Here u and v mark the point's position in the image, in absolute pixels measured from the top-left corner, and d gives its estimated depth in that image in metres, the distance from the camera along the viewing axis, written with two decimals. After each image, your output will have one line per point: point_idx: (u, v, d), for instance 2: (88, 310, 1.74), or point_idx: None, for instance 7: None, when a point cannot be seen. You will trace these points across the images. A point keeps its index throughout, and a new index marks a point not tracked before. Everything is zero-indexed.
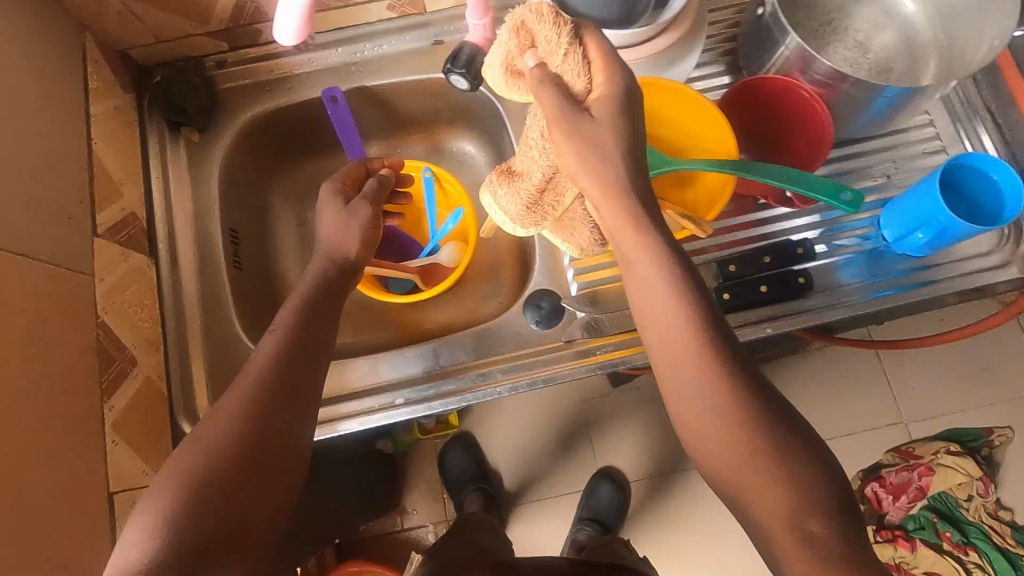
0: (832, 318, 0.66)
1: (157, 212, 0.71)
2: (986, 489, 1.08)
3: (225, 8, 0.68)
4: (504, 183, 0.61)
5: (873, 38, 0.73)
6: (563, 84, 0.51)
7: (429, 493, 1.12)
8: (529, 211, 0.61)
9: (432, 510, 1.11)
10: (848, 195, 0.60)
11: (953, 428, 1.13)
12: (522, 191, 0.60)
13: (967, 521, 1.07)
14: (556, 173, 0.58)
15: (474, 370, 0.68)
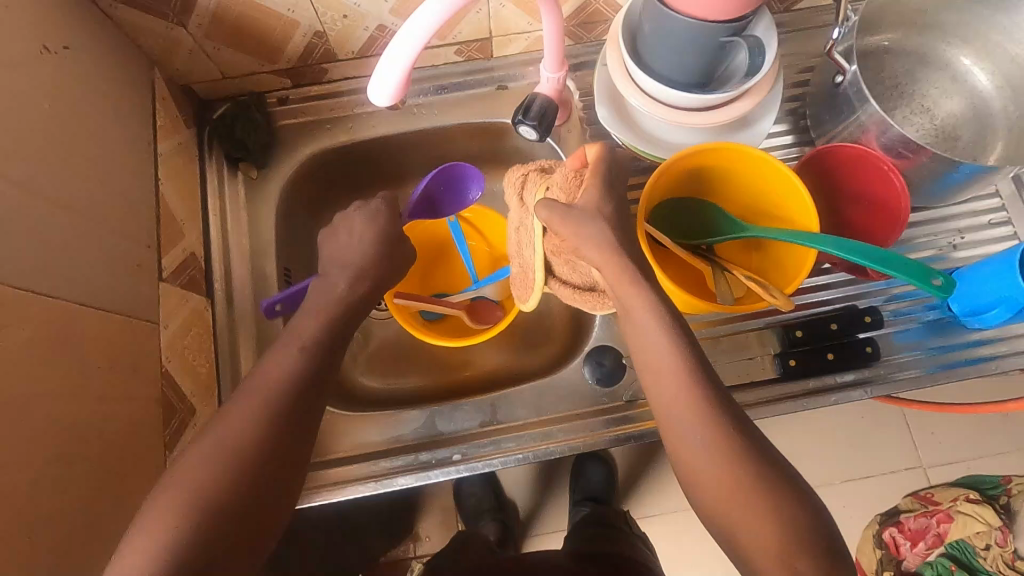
0: (897, 390, 0.66)
1: (215, 250, 0.70)
2: (1006, 538, 0.89)
3: (296, 48, 0.67)
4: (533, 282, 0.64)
5: (940, 104, 0.73)
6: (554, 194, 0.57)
7: (442, 519, 1.04)
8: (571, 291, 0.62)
9: (444, 536, 1.03)
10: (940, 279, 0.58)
11: (972, 475, 1.04)
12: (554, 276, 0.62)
13: (986, 575, 0.88)
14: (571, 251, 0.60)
15: (534, 429, 0.67)
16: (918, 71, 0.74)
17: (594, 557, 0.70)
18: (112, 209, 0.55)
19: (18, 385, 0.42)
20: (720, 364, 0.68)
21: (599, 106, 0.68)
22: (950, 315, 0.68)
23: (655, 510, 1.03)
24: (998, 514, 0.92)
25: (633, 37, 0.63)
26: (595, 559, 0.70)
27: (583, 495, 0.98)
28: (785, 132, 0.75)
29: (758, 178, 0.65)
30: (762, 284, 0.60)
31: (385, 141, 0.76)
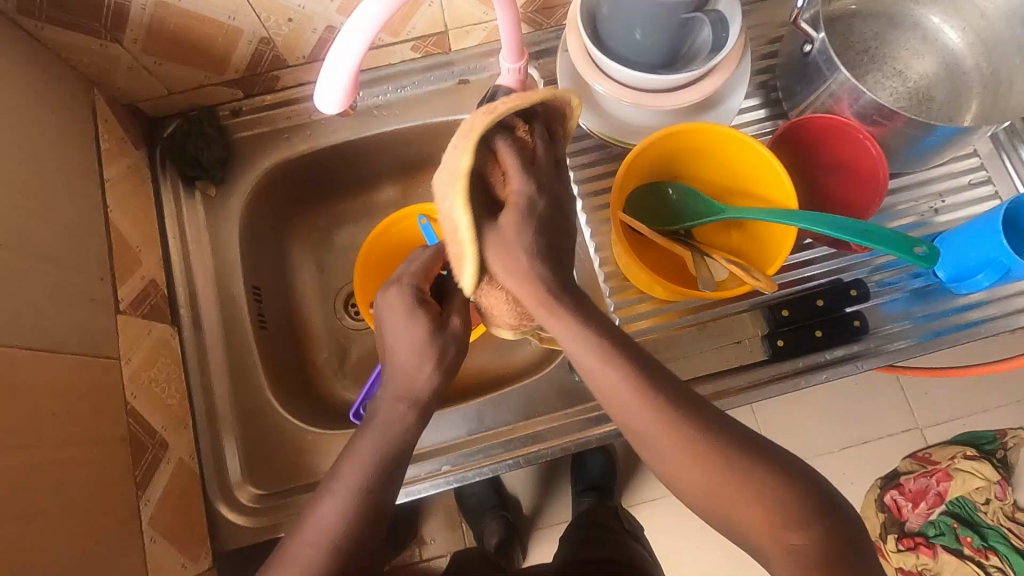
0: (887, 362, 0.64)
1: (177, 275, 0.67)
2: (1004, 492, 1.00)
3: (242, 58, 0.64)
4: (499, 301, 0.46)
5: (913, 65, 0.71)
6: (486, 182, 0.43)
7: (446, 520, 1.03)
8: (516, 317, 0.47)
9: (449, 538, 1.02)
10: (924, 247, 0.56)
11: (966, 432, 1.04)
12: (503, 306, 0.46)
13: (986, 524, 0.99)
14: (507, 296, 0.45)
15: (523, 431, 0.65)
16: (889, 33, 0.72)
17: (592, 563, 0.70)
18: (57, 243, 0.52)
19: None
20: (707, 350, 0.66)
21: None
22: (937, 281, 0.66)
23: (658, 492, 1.02)
24: (995, 467, 1.00)
25: (592, 21, 0.61)
26: (595, 565, 0.69)
27: (583, 485, 0.98)
28: (758, 106, 0.73)
29: (732, 157, 0.63)
30: (742, 267, 0.59)
31: (347, 146, 0.73)
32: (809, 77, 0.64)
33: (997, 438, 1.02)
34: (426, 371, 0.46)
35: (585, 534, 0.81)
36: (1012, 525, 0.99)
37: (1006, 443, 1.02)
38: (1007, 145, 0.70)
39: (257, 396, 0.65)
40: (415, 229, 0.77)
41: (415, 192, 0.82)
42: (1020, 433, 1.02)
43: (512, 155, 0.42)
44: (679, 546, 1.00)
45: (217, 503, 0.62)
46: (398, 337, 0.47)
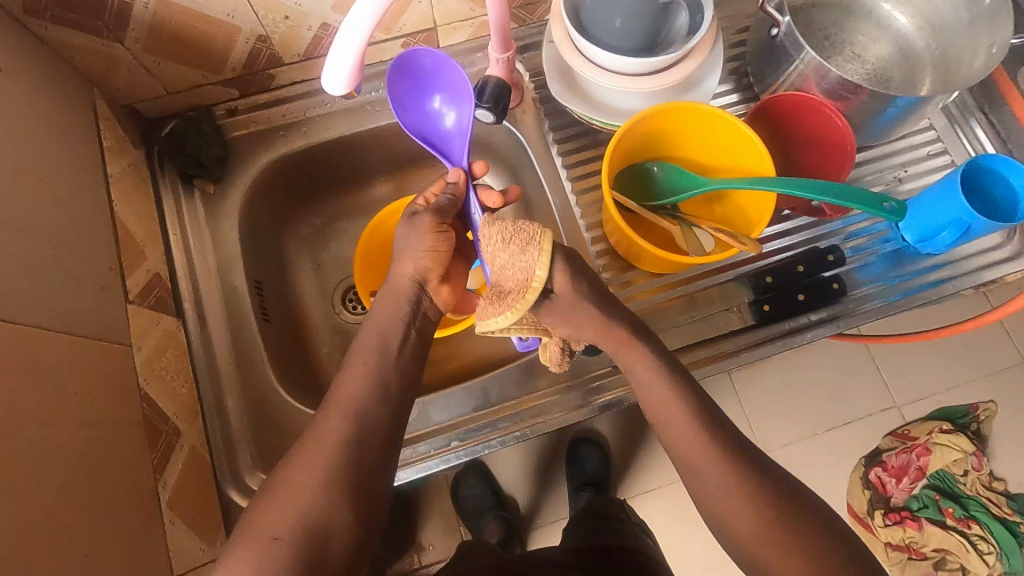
0: (864, 321, 0.69)
1: (180, 270, 0.68)
2: (980, 462, 1.05)
3: (240, 56, 0.66)
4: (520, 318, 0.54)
5: (869, 49, 0.77)
6: (515, 246, 0.51)
7: (445, 525, 1.04)
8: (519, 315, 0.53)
9: (449, 542, 1.03)
10: (891, 203, 0.61)
11: (942, 407, 1.08)
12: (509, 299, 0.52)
13: (966, 496, 1.03)
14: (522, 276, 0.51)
15: (527, 405, 0.67)
16: (845, 21, 0.78)
17: (599, 550, 0.72)
18: (67, 231, 0.53)
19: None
20: (699, 317, 0.69)
21: (550, 80, 0.69)
22: (905, 244, 0.71)
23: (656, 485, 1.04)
24: (971, 439, 1.05)
25: (575, 11, 0.65)
26: (600, 553, 0.71)
27: (581, 480, 1.00)
28: (731, 90, 0.78)
29: (715, 135, 0.67)
30: (729, 233, 0.63)
31: (341, 142, 0.76)
32: (777, 59, 0.69)
33: (971, 412, 1.07)
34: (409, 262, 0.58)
35: (596, 525, 0.82)
36: (990, 495, 1.04)
37: (978, 416, 1.07)
38: (958, 118, 0.76)
39: (264, 385, 0.66)
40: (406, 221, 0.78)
41: (407, 187, 0.86)
42: (991, 405, 1.08)
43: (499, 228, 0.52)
44: (679, 536, 1.02)
45: (228, 493, 0.62)
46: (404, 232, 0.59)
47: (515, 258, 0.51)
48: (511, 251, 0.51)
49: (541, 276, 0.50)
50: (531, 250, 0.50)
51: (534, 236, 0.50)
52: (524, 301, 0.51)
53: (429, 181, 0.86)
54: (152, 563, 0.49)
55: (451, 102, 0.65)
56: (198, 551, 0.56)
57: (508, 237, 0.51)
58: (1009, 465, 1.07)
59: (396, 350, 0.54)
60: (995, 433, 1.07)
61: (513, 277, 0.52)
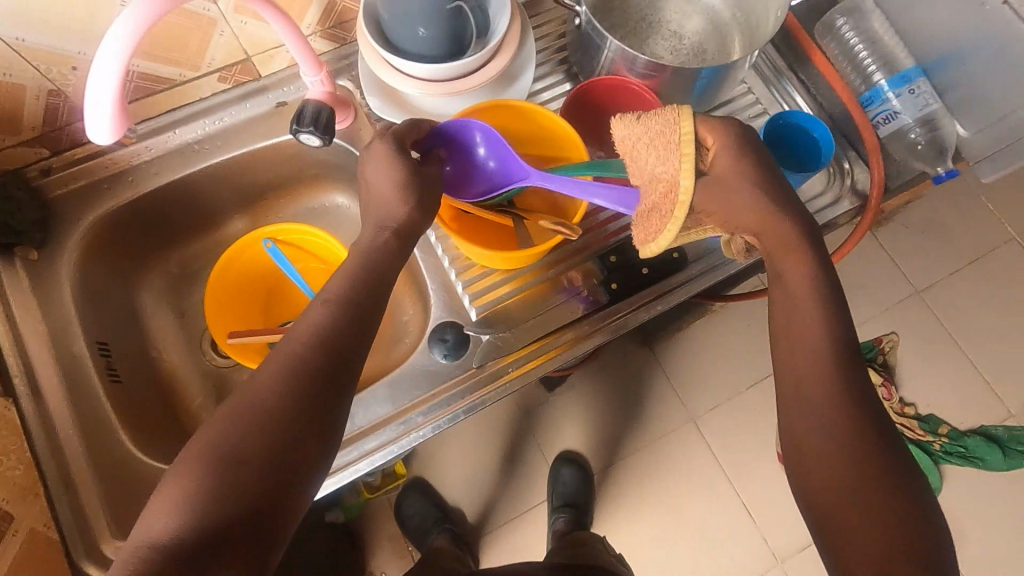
0: (710, 285, 0.71)
1: (6, 345, 0.64)
2: (890, 392, 1.16)
3: (35, 114, 0.63)
4: (645, 216, 0.56)
5: (684, 25, 0.81)
6: (663, 140, 0.52)
7: (395, 550, 1.13)
8: (648, 219, 0.55)
9: (400, 562, 1.13)
10: None
11: None
12: (652, 215, 0.55)
13: None
14: (664, 170, 0.53)
15: (395, 420, 0.67)
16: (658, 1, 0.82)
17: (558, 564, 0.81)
18: None
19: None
20: (553, 305, 0.71)
21: (369, 96, 0.69)
22: None
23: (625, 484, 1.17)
24: (879, 372, 1.17)
25: (378, 25, 0.65)
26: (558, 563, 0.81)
27: (560, 499, 1.11)
28: (561, 81, 0.80)
29: (540, 126, 0.69)
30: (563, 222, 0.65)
31: (178, 185, 0.74)
32: (587, 46, 0.72)
33: (876, 346, 1.19)
34: (398, 200, 0.57)
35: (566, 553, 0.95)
36: (903, 420, 1.16)
37: (884, 348, 1.19)
38: (772, 80, 0.80)
39: (118, 449, 0.64)
40: (262, 255, 0.78)
41: (265, 219, 0.86)
42: (893, 337, 1.19)
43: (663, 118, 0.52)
44: (633, 519, 1.15)
45: (84, 567, 0.59)
46: (370, 168, 0.59)
47: (672, 153, 0.52)
48: (653, 147, 0.53)
49: (687, 186, 0.51)
50: (672, 148, 0.52)
51: (674, 125, 0.51)
52: (676, 215, 0.52)
53: (285, 209, 0.86)
54: None
55: (490, 144, 0.63)
56: None
57: (658, 128, 0.52)
58: (916, 390, 1.19)
59: (338, 304, 0.52)
60: (900, 363, 1.19)
61: (659, 167, 0.53)
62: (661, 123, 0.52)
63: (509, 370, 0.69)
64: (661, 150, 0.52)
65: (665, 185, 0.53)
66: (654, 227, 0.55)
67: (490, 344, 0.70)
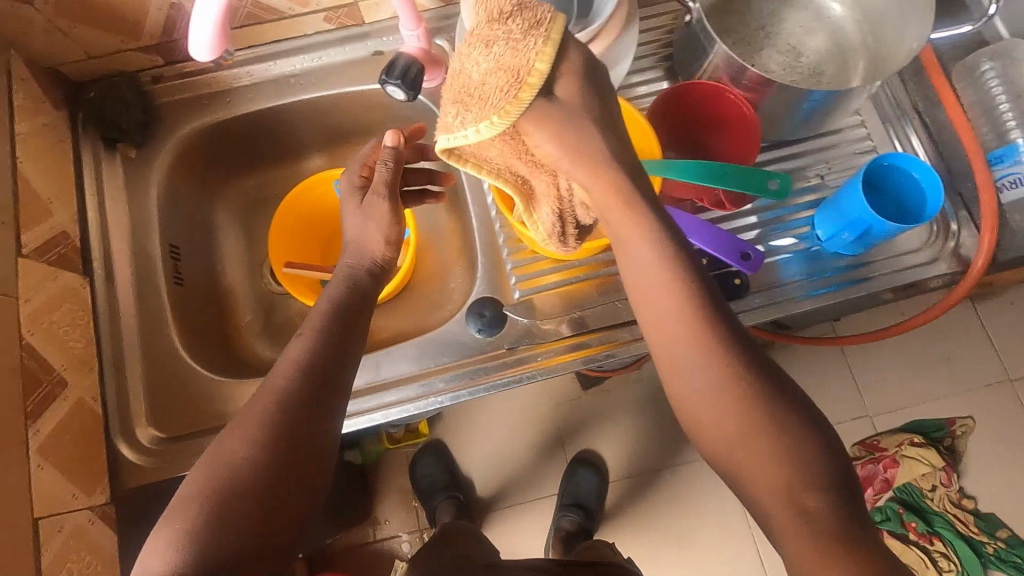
0: (762, 319, 0.67)
1: (94, 230, 0.70)
2: (950, 478, 1.02)
3: (157, 24, 0.68)
4: (453, 111, 0.50)
5: (805, 41, 0.76)
6: (520, 32, 0.46)
7: (402, 502, 1.14)
8: (471, 105, 0.48)
9: (407, 518, 1.13)
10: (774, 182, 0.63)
11: (914, 419, 1.06)
12: (471, 106, 0.49)
13: (932, 511, 1.02)
14: (518, 56, 0.46)
15: (418, 380, 0.68)
16: (782, 11, 0.77)
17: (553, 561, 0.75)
18: None
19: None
20: (595, 306, 0.69)
21: (460, 60, 0.68)
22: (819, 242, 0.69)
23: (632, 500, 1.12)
24: (942, 454, 1.02)
25: None
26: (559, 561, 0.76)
27: (571, 498, 1.08)
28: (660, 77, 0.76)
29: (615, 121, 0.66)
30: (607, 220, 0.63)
31: (268, 113, 0.78)
32: (693, 46, 0.68)
33: (945, 427, 1.04)
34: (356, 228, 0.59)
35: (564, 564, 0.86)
36: (957, 512, 1.02)
37: (953, 432, 1.04)
38: (891, 116, 0.74)
39: (167, 345, 0.68)
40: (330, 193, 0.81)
41: (342, 162, 0.88)
42: (968, 422, 1.04)
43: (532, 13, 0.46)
44: (642, 539, 1.11)
45: (117, 444, 0.64)
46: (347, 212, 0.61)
47: (501, 45, 0.47)
48: (514, 30, 0.46)
49: (540, 71, 0.46)
50: (534, 35, 0.46)
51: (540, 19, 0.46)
52: (495, 121, 0.48)
53: None
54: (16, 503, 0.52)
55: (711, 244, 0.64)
56: (74, 498, 0.58)
57: (524, 21, 0.46)
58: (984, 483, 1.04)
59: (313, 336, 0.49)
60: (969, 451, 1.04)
61: (502, 61, 0.47)
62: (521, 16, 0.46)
63: (537, 359, 0.68)
64: (496, 39, 0.47)
65: (525, 70, 0.46)
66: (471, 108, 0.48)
67: (526, 329, 0.69)
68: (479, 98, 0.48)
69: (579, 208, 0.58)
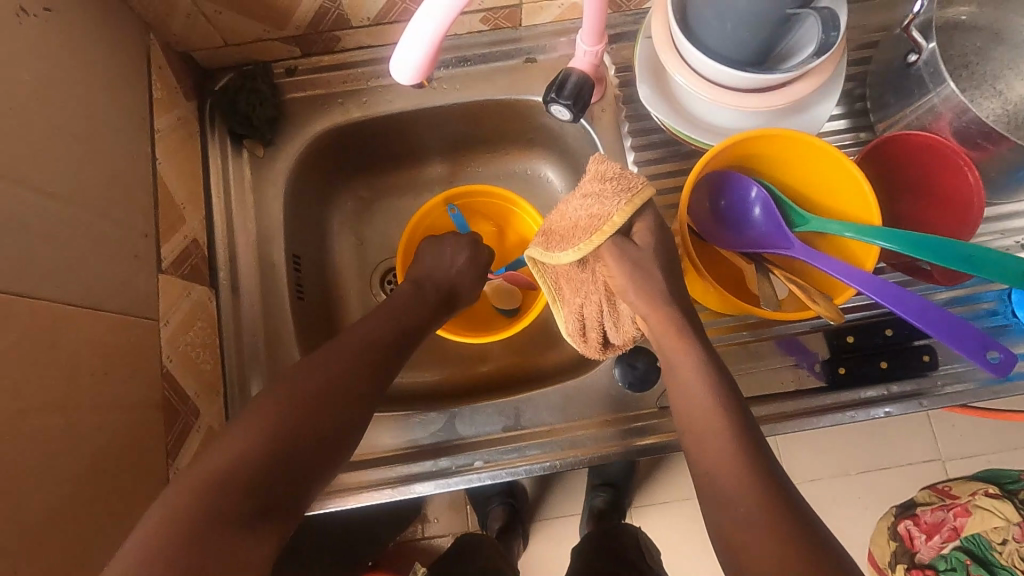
0: (953, 403, 0.60)
1: (219, 236, 0.64)
2: None
3: (305, 14, 0.61)
4: (560, 241, 0.58)
5: (1016, 87, 0.66)
6: (604, 195, 0.54)
7: (451, 502, 0.99)
8: (579, 237, 0.55)
9: (454, 519, 0.99)
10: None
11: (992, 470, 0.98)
12: (580, 235, 0.55)
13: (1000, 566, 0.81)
14: (597, 212, 0.54)
15: (561, 434, 0.62)
16: (993, 49, 0.67)
17: None
18: (104, 193, 0.49)
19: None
20: (759, 369, 0.62)
21: (641, 83, 0.62)
22: (1013, 322, 0.62)
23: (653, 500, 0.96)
24: (1017, 510, 0.84)
25: (683, 7, 0.56)
26: None
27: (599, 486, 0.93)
28: (842, 115, 0.68)
29: (820, 173, 0.58)
30: (808, 291, 0.55)
31: (402, 117, 0.71)
32: (908, 89, 0.60)
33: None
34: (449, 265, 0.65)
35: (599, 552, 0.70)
36: None
37: None
38: None
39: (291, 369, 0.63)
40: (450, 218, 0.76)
41: (464, 171, 0.80)
42: None
43: (613, 170, 0.54)
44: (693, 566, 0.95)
45: None
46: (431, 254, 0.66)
47: (622, 202, 0.53)
48: (607, 192, 0.54)
49: (617, 223, 0.53)
50: (620, 197, 0.53)
51: (632, 187, 0.54)
52: (592, 239, 0.54)
53: (486, 165, 0.80)
54: None
55: (941, 329, 0.51)
56: None
57: (613, 190, 0.54)
58: None
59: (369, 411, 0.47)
60: None
61: (587, 215, 0.55)
62: (606, 180, 0.54)
63: None
64: (605, 196, 0.54)
65: (601, 222, 0.54)
66: (562, 239, 0.57)
67: None
68: (567, 236, 0.57)
69: (606, 321, 0.58)
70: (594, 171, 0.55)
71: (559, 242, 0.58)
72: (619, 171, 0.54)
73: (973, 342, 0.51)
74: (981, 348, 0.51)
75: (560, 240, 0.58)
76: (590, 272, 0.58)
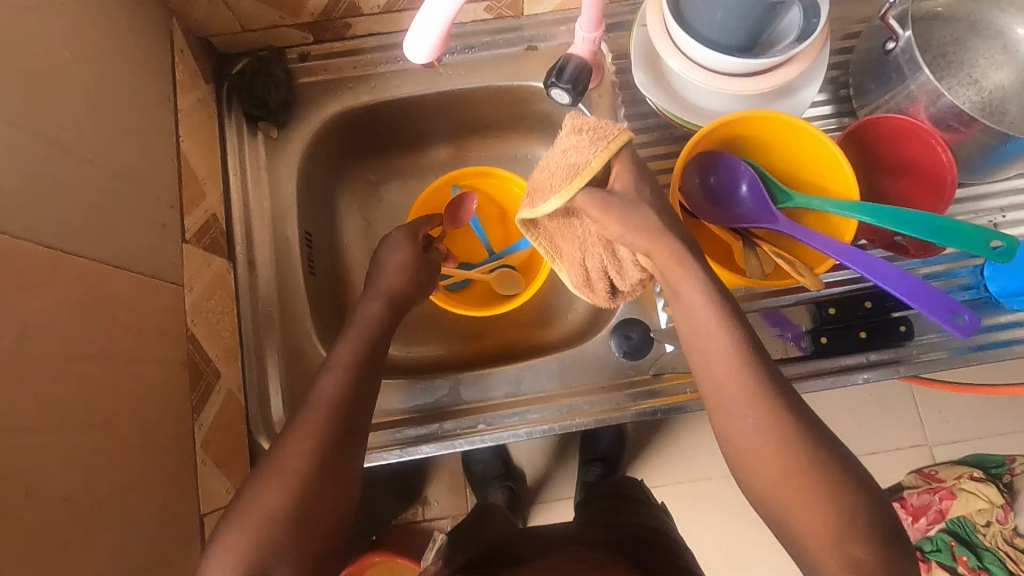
0: (927, 371, 0.64)
1: (236, 213, 0.68)
2: (1006, 516, 0.94)
3: (319, 1, 0.64)
4: (538, 197, 0.55)
5: (990, 75, 0.70)
6: (580, 145, 0.52)
7: (452, 484, 1.01)
8: (557, 187, 0.52)
9: (455, 501, 1.01)
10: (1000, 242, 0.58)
11: (976, 454, 0.98)
12: (557, 184, 0.52)
13: (983, 546, 0.93)
14: (573, 162, 0.52)
15: (559, 400, 0.66)
16: (968, 40, 0.71)
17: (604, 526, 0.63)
18: (134, 165, 0.52)
19: (26, 341, 0.39)
20: None
21: (636, 69, 0.66)
22: (986, 295, 0.66)
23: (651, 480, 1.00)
24: (1001, 491, 0.94)
25: None
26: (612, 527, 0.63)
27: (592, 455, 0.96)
28: (826, 101, 0.72)
29: (802, 152, 0.62)
30: (791, 262, 0.59)
31: (409, 101, 0.74)
32: (886, 75, 0.63)
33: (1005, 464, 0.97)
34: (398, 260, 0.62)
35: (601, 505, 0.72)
36: (1010, 549, 0.94)
37: (1014, 469, 0.96)
38: None
39: (304, 339, 0.67)
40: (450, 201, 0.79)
41: (466, 155, 0.83)
42: None
43: (588, 122, 0.52)
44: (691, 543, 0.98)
45: (258, 439, 0.64)
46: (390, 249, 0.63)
47: (600, 148, 0.50)
48: (584, 141, 0.52)
49: (596, 167, 0.50)
50: (598, 144, 0.51)
51: (609, 134, 0.51)
52: (572, 184, 0.51)
53: (489, 151, 0.83)
54: (181, 497, 0.52)
55: (917, 297, 0.55)
56: (226, 493, 0.58)
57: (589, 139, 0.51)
58: None
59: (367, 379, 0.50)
60: None
61: (564, 165, 0.52)
62: (582, 132, 0.52)
63: (686, 391, 0.65)
64: (582, 145, 0.52)
65: (576, 169, 0.51)
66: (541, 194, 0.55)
67: (673, 356, 0.66)
68: (545, 190, 0.54)
69: (611, 272, 0.59)
70: (571, 127, 0.53)
71: (537, 198, 0.55)
72: (595, 122, 0.52)
73: (945, 305, 0.55)
74: (955, 310, 0.55)
75: (538, 196, 0.55)
76: (585, 228, 0.57)
